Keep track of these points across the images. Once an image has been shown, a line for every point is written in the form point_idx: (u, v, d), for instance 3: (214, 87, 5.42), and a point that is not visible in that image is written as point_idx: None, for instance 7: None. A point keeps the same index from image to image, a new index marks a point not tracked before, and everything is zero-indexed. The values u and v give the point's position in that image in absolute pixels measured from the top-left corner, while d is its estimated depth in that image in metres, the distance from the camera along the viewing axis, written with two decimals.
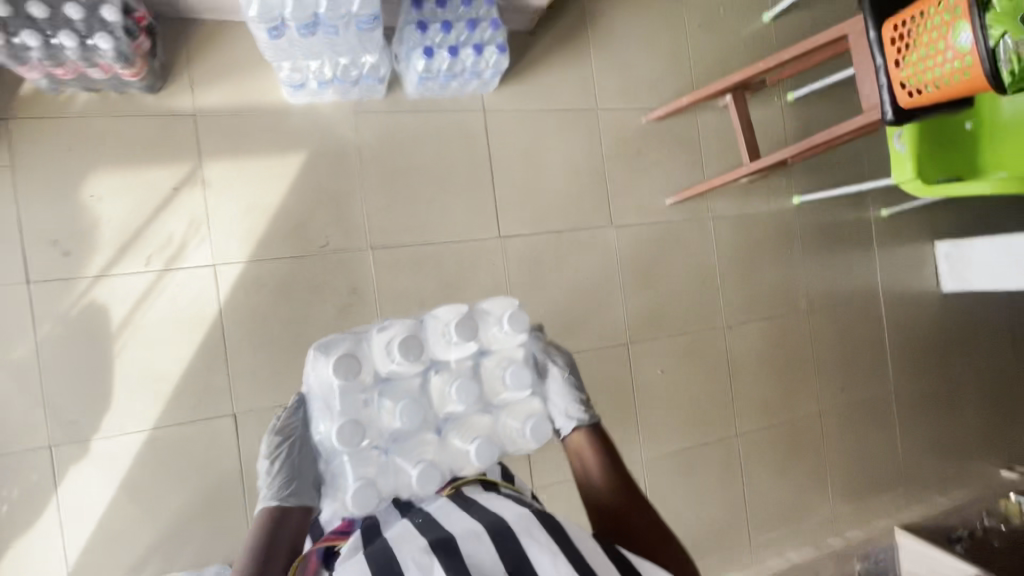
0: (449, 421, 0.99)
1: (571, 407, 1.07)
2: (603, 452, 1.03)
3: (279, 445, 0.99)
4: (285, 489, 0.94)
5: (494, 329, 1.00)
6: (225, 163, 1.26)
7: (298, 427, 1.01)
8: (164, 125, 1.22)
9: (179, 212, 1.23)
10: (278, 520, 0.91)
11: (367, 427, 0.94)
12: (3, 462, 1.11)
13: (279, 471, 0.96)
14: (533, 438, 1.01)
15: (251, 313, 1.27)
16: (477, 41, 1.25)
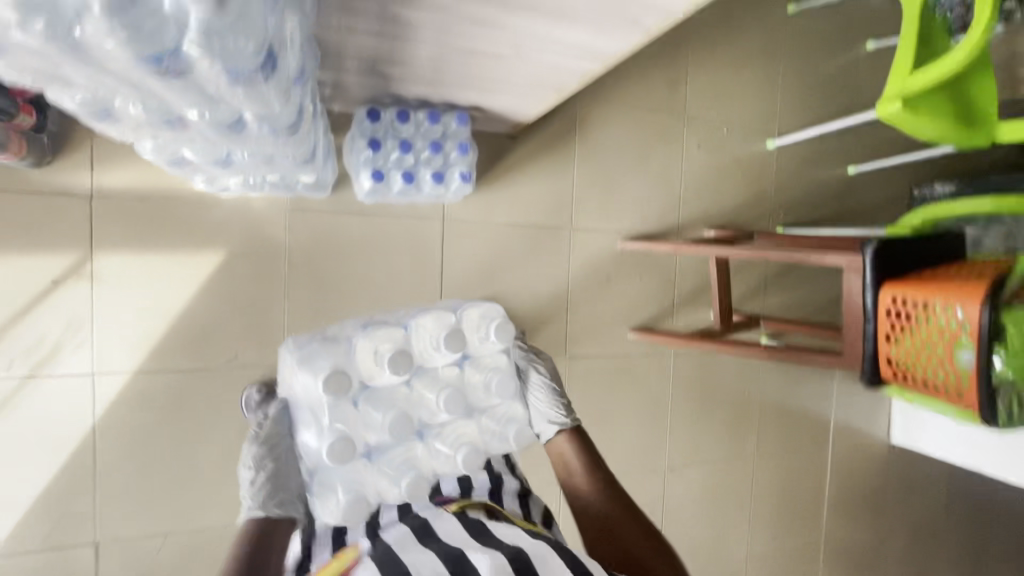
0: (433, 426, 0.91)
1: (551, 401, 0.99)
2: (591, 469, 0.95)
3: (261, 451, 0.82)
4: (271, 494, 0.79)
5: (479, 341, 0.94)
6: (122, 257, 1.08)
7: (282, 427, 0.85)
8: (48, 205, 1.03)
9: (56, 310, 1.04)
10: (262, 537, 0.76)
11: (356, 436, 0.84)
12: None
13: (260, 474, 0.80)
14: (515, 441, 0.95)
15: (132, 431, 1.11)
16: (439, 167, 1.10)
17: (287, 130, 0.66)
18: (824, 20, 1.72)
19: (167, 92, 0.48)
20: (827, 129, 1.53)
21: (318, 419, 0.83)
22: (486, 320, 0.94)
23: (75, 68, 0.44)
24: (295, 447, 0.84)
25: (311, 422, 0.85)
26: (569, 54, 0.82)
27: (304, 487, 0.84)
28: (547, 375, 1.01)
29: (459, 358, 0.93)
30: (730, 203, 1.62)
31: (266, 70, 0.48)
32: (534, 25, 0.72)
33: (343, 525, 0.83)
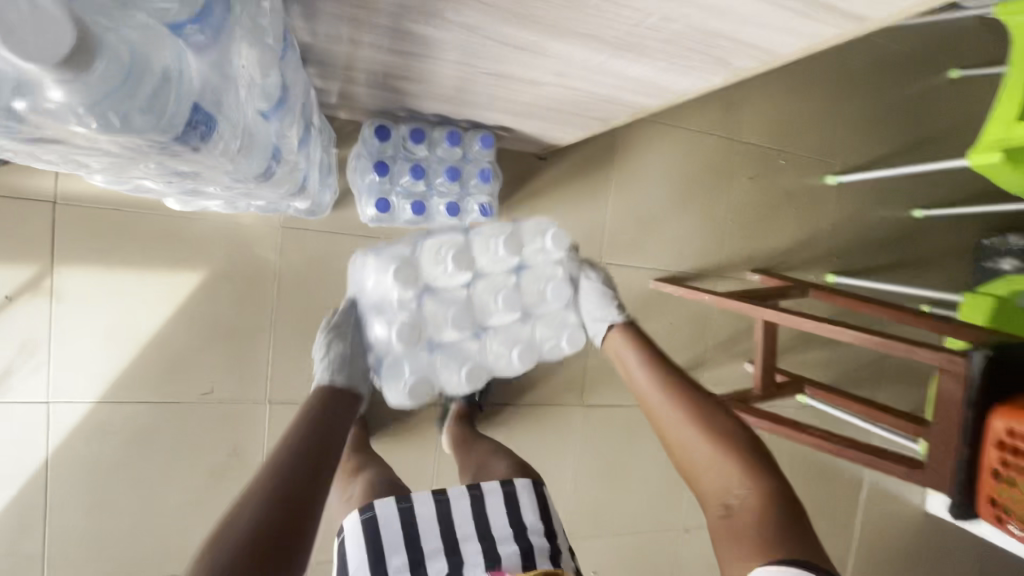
0: (490, 327, 0.96)
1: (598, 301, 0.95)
2: (658, 372, 0.83)
3: (330, 338, 0.87)
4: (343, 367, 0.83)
5: (532, 248, 0.93)
6: (87, 272, 0.94)
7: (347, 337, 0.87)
8: (5, 210, 0.90)
9: (8, 328, 0.92)
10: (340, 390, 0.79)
11: (421, 329, 0.90)
12: None
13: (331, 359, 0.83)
14: (569, 345, 1.01)
15: (88, 467, 0.98)
16: (454, 201, 0.94)
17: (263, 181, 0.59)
18: (904, 41, 1.51)
19: (96, 156, 0.43)
20: (901, 170, 1.33)
21: (383, 315, 0.90)
22: (542, 229, 0.93)
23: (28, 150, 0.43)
24: (365, 330, 0.90)
25: (377, 313, 0.91)
26: (622, 87, 0.66)
27: (374, 368, 0.93)
28: (600, 280, 0.97)
29: (516, 266, 0.93)
30: (779, 245, 1.43)
31: (195, 138, 0.42)
32: (584, 54, 0.55)
33: (412, 405, 0.97)
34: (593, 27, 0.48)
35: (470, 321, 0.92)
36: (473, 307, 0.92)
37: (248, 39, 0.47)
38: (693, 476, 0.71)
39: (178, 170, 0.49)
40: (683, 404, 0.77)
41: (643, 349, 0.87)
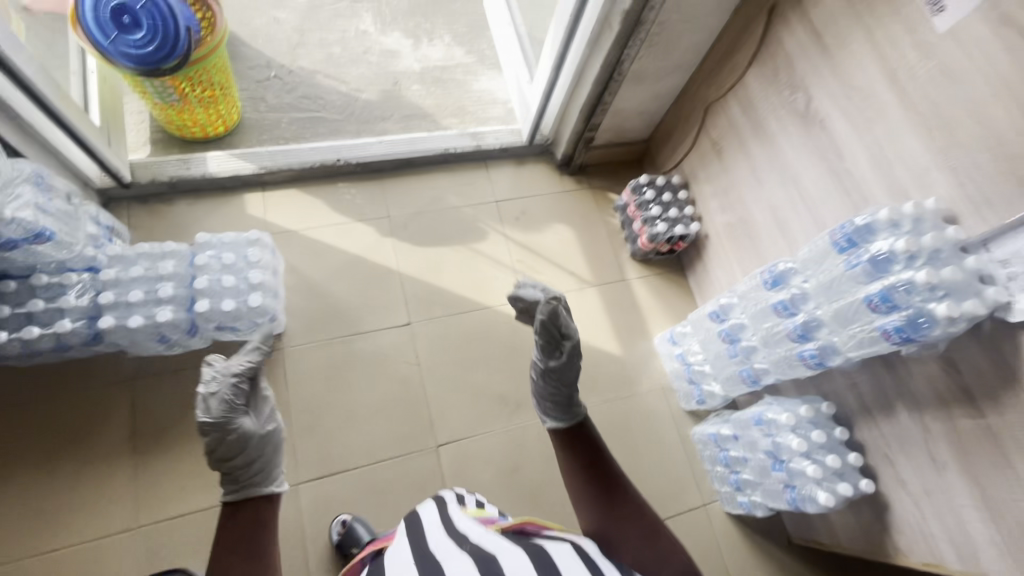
0: (814, 452, 1.21)
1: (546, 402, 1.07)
2: (576, 458, 0.96)
3: (210, 421, 0.98)
4: (251, 477, 0.97)
5: (849, 477, 1.20)
6: (598, 301, 1.70)
7: (262, 438, 1.02)
8: (613, 263, 1.77)
9: (556, 277, 1.71)
10: (256, 468, 0.98)
11: (813, 412, 1.24)
12: (380, 198, 1.68)
13: (231, 447, 0.98)
14: (823, 497, 1.15)
15: (490, 326, 1.60)
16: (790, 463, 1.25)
17: (715, 311, 1.37)
18: None
19: (799, 273, 1.12)
20: None
21: (809, 403, 1.26)
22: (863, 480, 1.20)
23: (801, 278, 1.11)
24: (236, 410, 1.01)
25: (802, 401, 1.28)
26: (952, 534, 1.07)
27: (260, 468, 0.98)
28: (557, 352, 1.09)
29: (841, 471, 1.20)
30: None
31: (843, 245, 1.00)
32: (962, 491, 1.04)
33: (267, 487, 0.97)
34: (989, 481, 0.99)
35: (817, 439, 1.21)
36: (821, 446, 1.21)
37: (942, 277, 0.87)
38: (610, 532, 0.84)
39: (823, 290, 1.05)
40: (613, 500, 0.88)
41: (565, 446, 0.99)
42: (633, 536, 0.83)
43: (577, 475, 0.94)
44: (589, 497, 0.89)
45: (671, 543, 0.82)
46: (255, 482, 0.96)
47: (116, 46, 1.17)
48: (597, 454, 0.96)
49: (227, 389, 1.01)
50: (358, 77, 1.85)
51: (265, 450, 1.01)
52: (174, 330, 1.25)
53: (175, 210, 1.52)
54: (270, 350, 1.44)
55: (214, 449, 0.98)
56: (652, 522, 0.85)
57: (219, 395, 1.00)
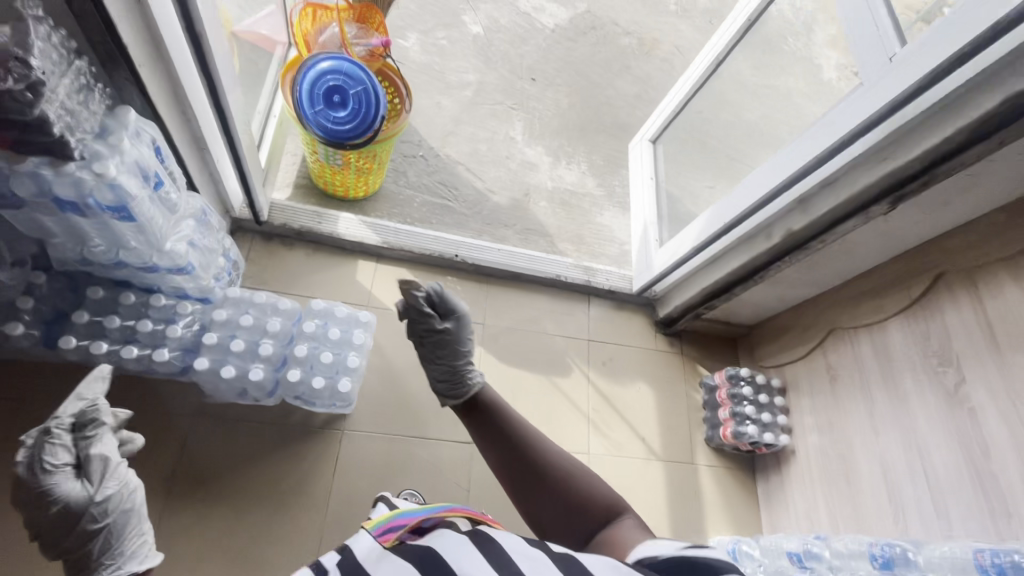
0: None
1: (447, 383, 1.22)
2: (487, 438, 1.13)
3: (27, 507, 0.79)
4: (89, 565, 0.83)
5: None
6: (662, 477, 1.61)
7: (91, 511, 0.80)
8: (685, 441, 1.68)
9: (626, 437, 1.63)
10: (96, 547, 0.82)
11: None
12: (481, 301, 1.67)
13: (61, 531, 0.81)
14: None
15: None
16: None
17: (795, 554, 1.24)
18: None
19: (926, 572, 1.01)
20: None
21: None
22: None
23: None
24: (48, 487, 0.79)
25: None
26: None
27: (111, 553, 0.83)
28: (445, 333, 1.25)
29: None
30: None
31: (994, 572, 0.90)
32: None
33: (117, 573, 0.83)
34: None
35: None
36: None
37: None
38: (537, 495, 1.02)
39: None
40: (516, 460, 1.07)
41: (468, 416, 1.18)
42: (554, 473, 1.03)
43: (495, 453, 1.10)
44: (497, 459, 1.10)
45: (594, 493, 0.98)
46: (97, 569, 0.83)
47: (316, 117, 1.24)
48: (497, 422, 1.12)
49: (39, 458, 0.79)
50: (494, 179, 1.91)
51: (108, 534, 0.83)
52: (257, 390, 1.22)
53: (292, 256, 1.55)
54: (332, 428, 1.39)
55: (36, 528, 0.81)
56: (560, 475, 1.02)
57: (26, 472, 0.78)
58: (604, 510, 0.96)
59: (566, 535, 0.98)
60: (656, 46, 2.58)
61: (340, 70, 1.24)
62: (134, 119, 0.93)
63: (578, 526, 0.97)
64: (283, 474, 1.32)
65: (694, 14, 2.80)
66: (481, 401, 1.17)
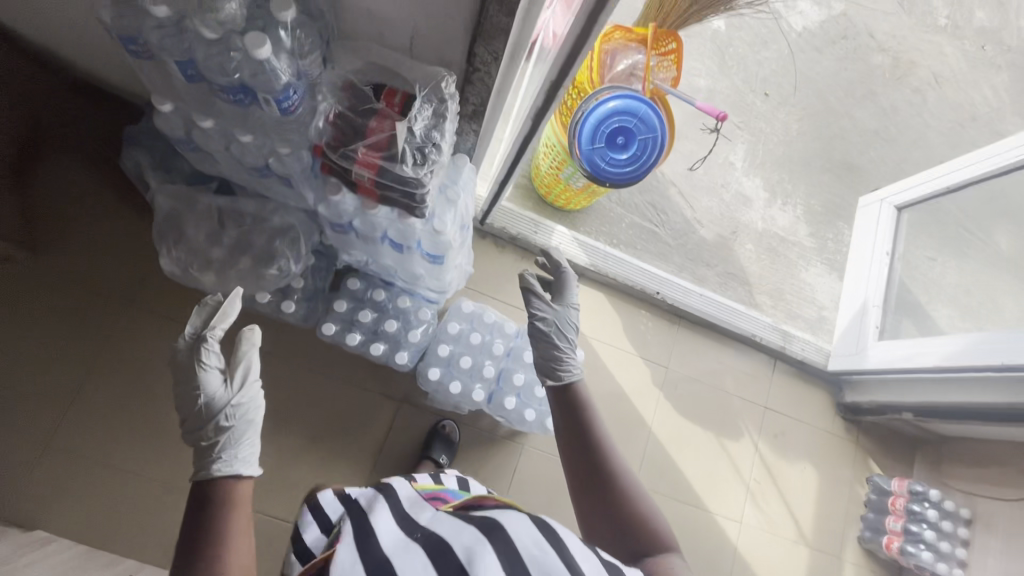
0: None
1: (549, 362, 1.05)
2: (563, 417, 0.94)
3: (185, 398, 0.96)
4: (210, 449, 0.89)
5: None
6: (805, 562, 1.59)
7: (225, 410, 0.94)
8: (836, 533, 1.63)
9: (777, 513, 1.61)
10: (222, 442, 0.90)
11: None
12: (667, 342, 1.64)
13: (201, 418, 0.94)
14: None
15: (698, 527, 1.54)
16: None
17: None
18: None
19: None
20: None
21: None
22: None
23: None
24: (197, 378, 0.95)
25: None
26: None
27: (224, 455, 0.87)
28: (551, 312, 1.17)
29: None
30: None
31: None
32: None
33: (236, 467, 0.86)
34: None
35: None
36: None
37: None
38: (592, 504, 0.85)
39: None
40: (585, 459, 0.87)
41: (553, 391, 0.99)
42: (613, 496, 0.84)
43: (564, 436, 0.92)
44: (567, 446, 0.91)
45: (658, 524, 0.81)
46: (210, 460, 0.86)
47: (591, 154, 1.16)
48: (581, 410, 0.93)
49: (197, 352, 0.96)
50: (705, 208, 1.78)
51: (235, 433, 0.92)
52: (469, 405, 1.29)
53: (503, 259, 1.56)
54: (513, 440, 1.46)
55: (185, 414, 0.96)
56: (623, 490, 0.84)
57: (184, 359, 0.96)
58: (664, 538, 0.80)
59: (614, 551, 0.81)
60: (911, 70, 2.20)
61: (631, 112, 1.15)
62: (466, 170, 0.94)
63: (625, 549, 0.80)
64: (467, 472, 1.41)
65: (967, 32, 2.34)
66: (573, 386, 0.98)
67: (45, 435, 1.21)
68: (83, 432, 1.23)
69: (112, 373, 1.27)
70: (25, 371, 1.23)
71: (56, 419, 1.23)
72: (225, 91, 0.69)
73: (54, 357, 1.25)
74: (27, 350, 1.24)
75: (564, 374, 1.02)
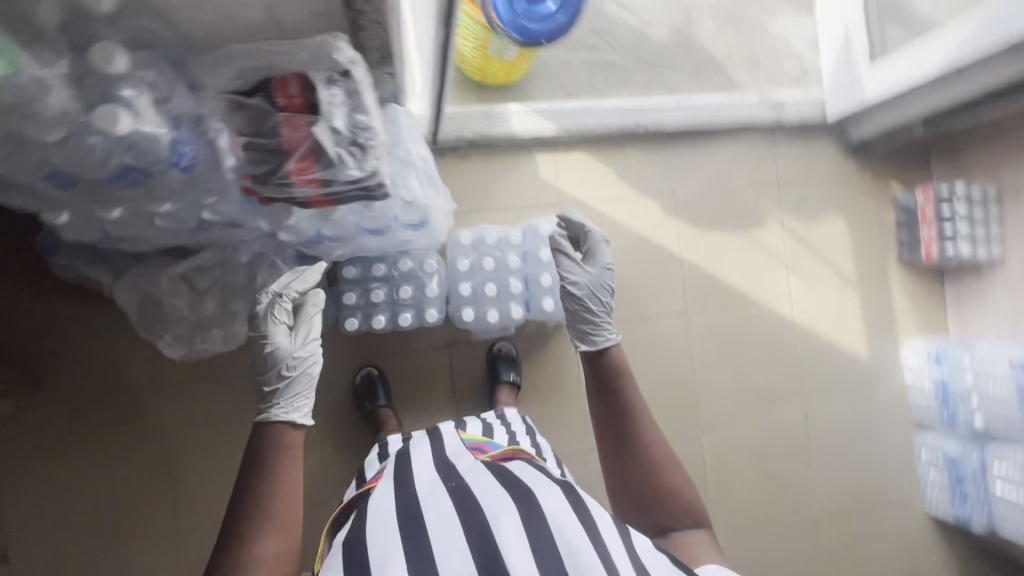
0: None
1: (584, 330, 1.04)
2: (598, 396, 0.96)
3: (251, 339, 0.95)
4: (268, 398, 0.88)
5: None
6: (857, 300, 1.69)
7: (283, 363, 0.91)
8: (877, 263, 1.71)
9: (820, 271, 1.67)
10: (278, 395, 0.88)
11: None
12: (664, 168, 1.57)
13: (260, 364, 0.92)
14: None
15: (754, 318, 1.62)
16: None
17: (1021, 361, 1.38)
18: None
19: None
20: None
21: None
22: None
23: None
24: (262, 322, 0.93)
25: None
26: None
27: (277, 407, 0.86)
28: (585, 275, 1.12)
29: None
30: None
31: None
32: None
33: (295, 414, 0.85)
34: None
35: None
36: None
37: None
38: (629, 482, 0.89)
39: None
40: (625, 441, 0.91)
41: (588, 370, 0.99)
42: (650, 477, 0.88)
43: (597, 410, 0.95)
44: (604, 425, 0.93)
45: (689, 500, 0.87)
46: (267, 409, 0.85)
47: (514, 20, 0.99)
48: (619, 391, 0.95)
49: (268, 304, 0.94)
50: (648, 6, 1.57)
51: (288, 384, 0.89)
52: (513, 322, 1.31)
53: (473, 166, 1.45)
54: (563, 327, 1.50)
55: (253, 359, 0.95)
56: (655, 470, 0.88)
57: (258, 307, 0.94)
58: (688, 513, 0.86)
59: (640, 525, 0.87)
60: None
61: None
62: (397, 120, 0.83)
63: (654, 525, 0.86)
64: (537, 373, 1.48)
65: None
66: (607, 366, 0.98)
67: (171, 521, 1.29)
68: (197, 502, 1.30)
69: (186, 446, 1.30)
70: (130, 486, 1.27)
71: (169, 505, 1.29)
72: (111, 179, 0.59)
73: (145, 464, 1.28)
74: (116, 468, 1.27)
75: (598, 343, 1.02)
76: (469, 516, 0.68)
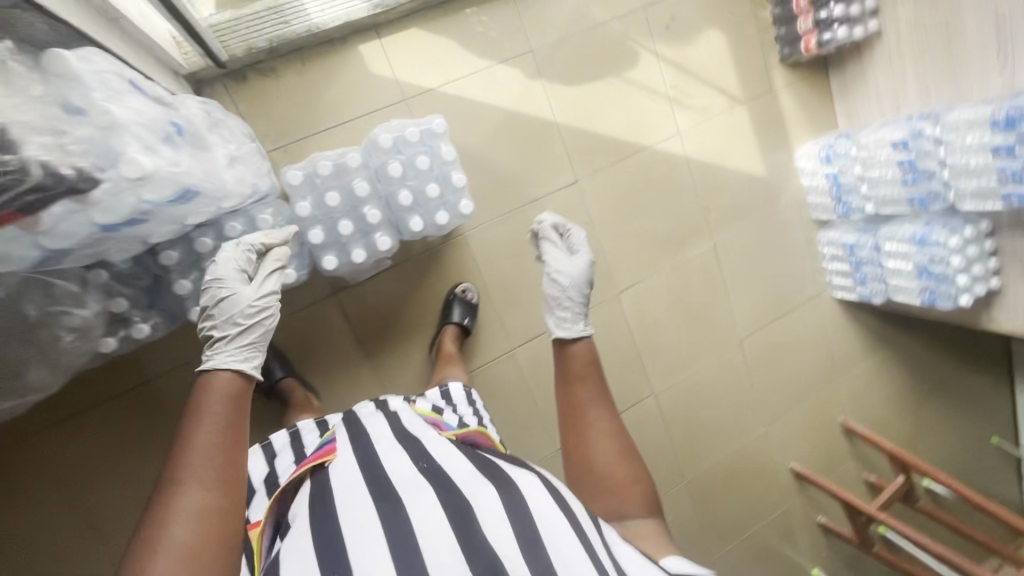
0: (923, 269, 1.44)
1: (564, 320, 1.00)
2: (565, 388, 0.97)
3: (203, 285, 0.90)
4: (217, 341, 0.81)
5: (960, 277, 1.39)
6: (747, 115, 1.61)
7: (237, 313, 0.84)
8: (761, 70, 1.60)
9: (706, 95, 1.56)
10: (228, 340, 0.81)
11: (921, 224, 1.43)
12: (513, 24, 1.35)
13: (211, 314, 0.85)
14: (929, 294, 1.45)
15: (647, 166, 1.53)
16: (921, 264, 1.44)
17: (901, 140, 1.35)
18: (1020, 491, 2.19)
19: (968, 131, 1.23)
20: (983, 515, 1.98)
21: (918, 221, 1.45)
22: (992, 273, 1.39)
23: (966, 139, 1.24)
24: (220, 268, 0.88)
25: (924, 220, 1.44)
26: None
27: (220, 351, 0.79)
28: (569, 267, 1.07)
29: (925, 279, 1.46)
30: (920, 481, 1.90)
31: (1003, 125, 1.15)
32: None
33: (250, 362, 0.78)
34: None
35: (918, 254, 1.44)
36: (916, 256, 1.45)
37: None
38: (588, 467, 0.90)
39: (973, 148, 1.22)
40: (587, 430, 0.92)
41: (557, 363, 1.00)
42: (611, 465, 0.89)
43: (564, 403, 0.96)
44: (569, 416, 0.95)
45: (645, 488, 0.89)
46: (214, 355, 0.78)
47: None
48: (588, 387, 0.95)
49: (235, 253, 0.91)
50: None
51: (240, 330, 0.82)
52: (389, 254, 1.17)
53: (285, 82, 1.21)
54: (452, 235, 1.37)
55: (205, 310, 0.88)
56: (614, 459, 0.90)
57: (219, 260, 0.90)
58: (644, 501, 0.88)
59: (596, 507, 0.89)
60: None
61: None
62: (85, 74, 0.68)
63: (610, 509, 0.88)
64: (438, 292, 1.39)
65: None
66: (576, 363, 0.98)
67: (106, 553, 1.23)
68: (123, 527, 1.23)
69: (88, 480, 1.20)
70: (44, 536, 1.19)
71: (94, 538, 1.22)
72: None
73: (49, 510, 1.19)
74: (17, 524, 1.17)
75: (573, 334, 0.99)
76: (452, 530, 0.63)
